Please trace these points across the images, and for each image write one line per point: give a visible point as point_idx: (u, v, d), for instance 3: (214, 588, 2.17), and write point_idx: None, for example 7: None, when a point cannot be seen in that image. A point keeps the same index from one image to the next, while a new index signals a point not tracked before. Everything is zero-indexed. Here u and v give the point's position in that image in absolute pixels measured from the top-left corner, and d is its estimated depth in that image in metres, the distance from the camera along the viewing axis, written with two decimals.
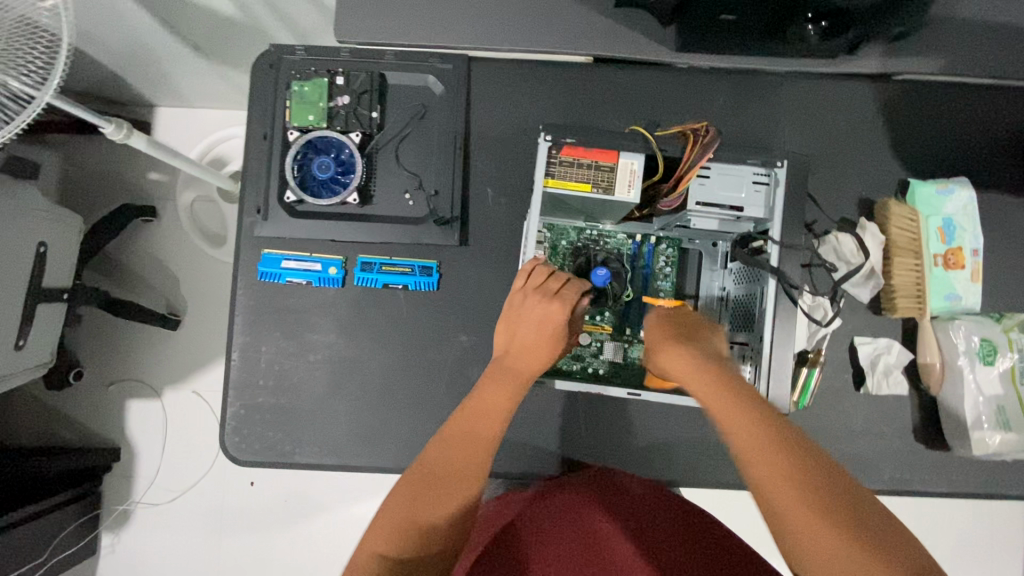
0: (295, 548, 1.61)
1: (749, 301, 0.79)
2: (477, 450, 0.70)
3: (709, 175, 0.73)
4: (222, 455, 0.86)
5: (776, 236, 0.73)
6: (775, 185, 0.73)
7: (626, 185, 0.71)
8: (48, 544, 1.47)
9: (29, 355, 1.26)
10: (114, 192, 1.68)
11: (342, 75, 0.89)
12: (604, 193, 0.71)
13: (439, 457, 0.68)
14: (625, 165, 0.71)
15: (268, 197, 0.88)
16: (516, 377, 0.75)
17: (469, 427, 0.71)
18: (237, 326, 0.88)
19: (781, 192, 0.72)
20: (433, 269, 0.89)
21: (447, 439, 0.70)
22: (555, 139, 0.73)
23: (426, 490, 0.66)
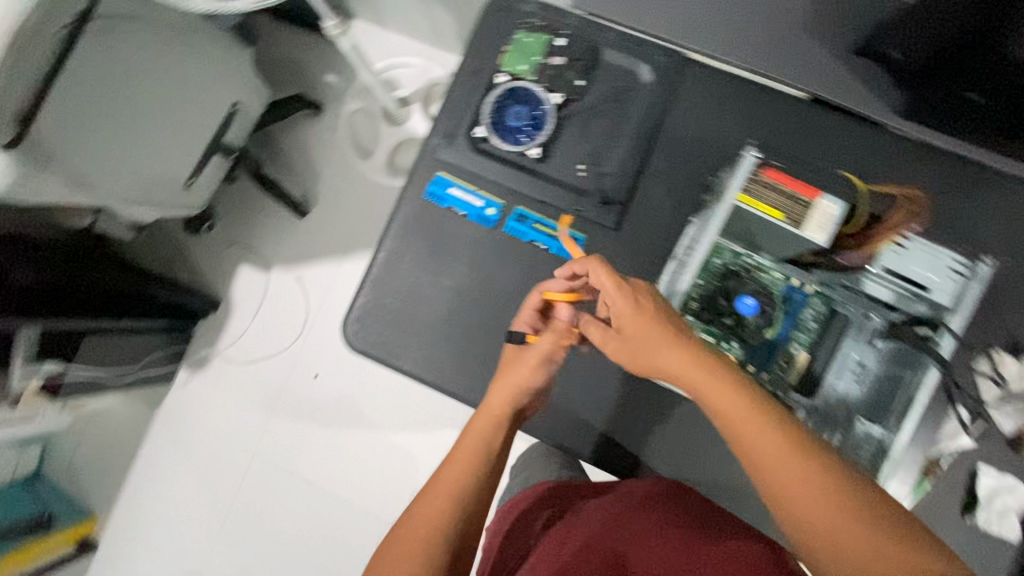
0: (332, 446, 1.72)
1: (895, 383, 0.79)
2: (466, 460, 0.76)
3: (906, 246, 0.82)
4: (339, 336, 0.94)
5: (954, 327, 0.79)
6: (971, 279, 0.80)
7: (816, 222, 0.79)
8: (138, 360, 1.64)
9: (191, 194, 1.41)
10: (293, 81, 1.84)
11: (563, 38, 0.93)
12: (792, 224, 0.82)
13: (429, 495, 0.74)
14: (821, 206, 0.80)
15: (458, 126, 0.94)
16: (519, 378, 0.80)
17: (441, 476, 0.76)
18: (390, 230, 0.95)
19: (975, 289, 0.80)
20: (580, 242, 0.91)
21: (438, 477, 0.76)
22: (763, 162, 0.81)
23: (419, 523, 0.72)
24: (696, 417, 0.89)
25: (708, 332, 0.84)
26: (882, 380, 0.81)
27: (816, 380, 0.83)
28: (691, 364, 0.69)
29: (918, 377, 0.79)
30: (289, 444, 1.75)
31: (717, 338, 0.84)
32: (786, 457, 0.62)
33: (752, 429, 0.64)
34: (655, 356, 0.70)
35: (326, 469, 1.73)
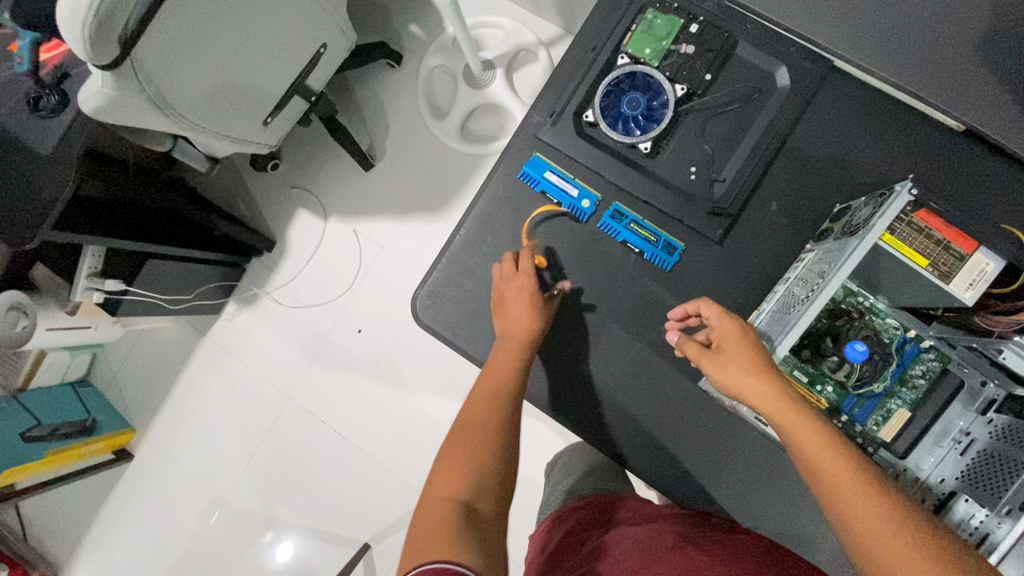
0: (366, 403, 1.74)
1: (1005, 462, 0.67)
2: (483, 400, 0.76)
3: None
4: (408, 308, 0.91)
5: None
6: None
7: (965, 281, 0.65)
8: (194, 289, 1.69)
9: (266, 132, 1.39)
10: (377, 27, 1.78)
11: (697, 24, 0.84)
12: (939, 277, 0.65)
13: (457, 432, 0.72)
14: (976, 261, 0.65)
15: (566, 106, 0.87)
16: (519, 333, 0.81)
17: (476, 402, 0.76)
18: (476, 207, 0.90)
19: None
20: (676, 250, 0.85)
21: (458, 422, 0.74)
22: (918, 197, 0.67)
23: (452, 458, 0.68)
24: (770, 455, 0.83)
25: (802, 369, 0.80)
26: (994, 457, 0.69)
27: (910, 443, 0.77)
28: (769, 387, 0.66)
29: None
30: (324, 393, 1.77)
31: (809, 378, 0.80)
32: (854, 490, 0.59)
33: (821, 458, 0.61)
34: (730, 372, 0.69)
35: (356, 423, 1.74)
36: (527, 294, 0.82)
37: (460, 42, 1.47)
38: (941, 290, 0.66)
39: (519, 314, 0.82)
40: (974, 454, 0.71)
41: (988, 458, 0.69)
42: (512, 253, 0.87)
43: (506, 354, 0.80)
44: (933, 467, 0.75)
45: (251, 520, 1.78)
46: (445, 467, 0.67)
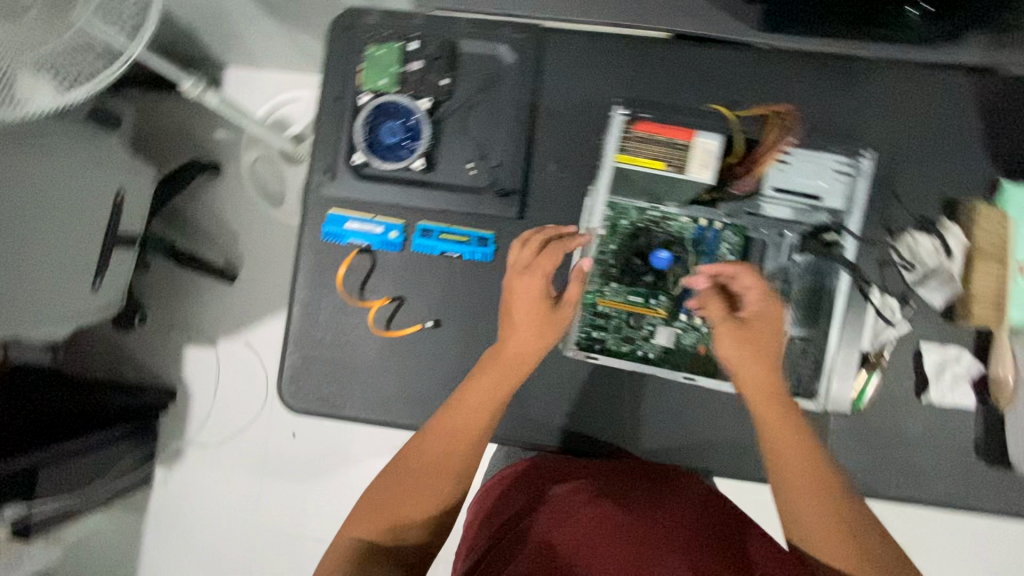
0: (331, 501, 1.69)
1: (812, 295, 0.84)
2: (453, 436, 0.76)
3: (789, 161, 0.83)
4: (278, 401, 0.91)
5: (852, 229, 0.81)
6: (858, 177, 0.82)
7: (698, 164, 0.81)
8: (107, 472, 1.57)
9: (103, 296, 1.34)
10: (184, 148, 1.76)
11: (415, 40, 0.89)
12: (676, 171, 0.81)
13: (416, 449, 0.76)
14: (699, 146, 0.80)
15: (337, 159, 0.90)
16: (517, 365, 0.80)
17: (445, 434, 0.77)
18: (299, 281, 0.91)
19: (864, 185, 0.81)
20: (490, 240, 0.89)
21: (433, 430, 0.77)
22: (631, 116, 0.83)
23: (395, 476, 0.75)
24: (649, 377, 0.88)
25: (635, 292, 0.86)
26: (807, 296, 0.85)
27: None
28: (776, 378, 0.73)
29: (833, 284, 0.82)
30: (288, 507, 1.71)
31: (645, 297, 0.86)
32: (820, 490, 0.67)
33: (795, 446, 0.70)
34: (761, 361, 0.74)
35: (330, 521, 1.69)
36: (534, 331, 0.81)
37: (259, 132, 1.48)
38: (685, 180, 0.81)
39: (516, 348, 0.80)
40: (794, 297, 0.84)
41: (806, 295, 0.84)
42: (522, 241, 0.84)
43: (491, 388, 0.79)
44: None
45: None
46: (382, 488, 0.74)
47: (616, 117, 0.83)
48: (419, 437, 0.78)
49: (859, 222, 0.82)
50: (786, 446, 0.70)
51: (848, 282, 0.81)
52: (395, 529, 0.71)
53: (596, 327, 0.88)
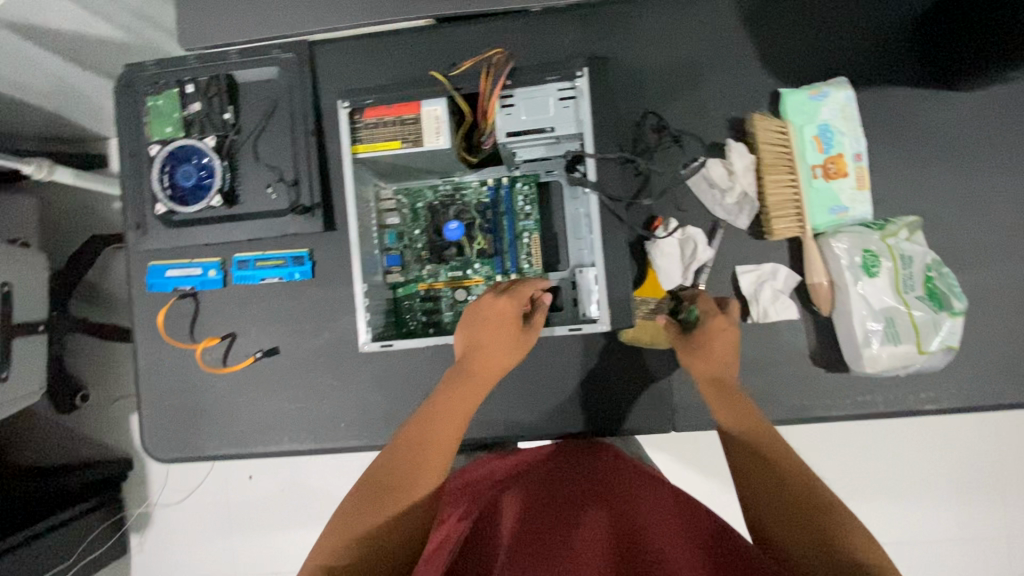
0: (296, 534, 1.71)
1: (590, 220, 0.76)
2: (440, 449, 0.70)
3: (514, 103, 0.70)
4: (144, 455, 0.93)
5: (590, 150, 0.69)
6: (581, 98, 0.69)
7: (433, 132, 0.72)
8: (77, 547, 1.60)
9: (15, 383, 1.38)
10: (87, 226, 1.80)
11: (191, 83, 0.91)
12: (414, 145, 0.72)
13: (391, 464, 0.67)
14: (428, 113, 0.71)
15: (145, 212, 0.92)
16: (484, 378, 0.75)
17: (443, 425, 0.71)
18: (138, 337, 0.94)
19: (585, 104, 0.68)
20: (304, 258, 0.90)
21: (405, 443, 0.70)
22: (354, 103, 0.72)
23: (377, 488, 0.65)
24: None
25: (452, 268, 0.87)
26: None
27: (563, 252, 0.86)
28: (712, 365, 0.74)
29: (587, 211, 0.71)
30: (257, 547, 1.73)
31: (463, 269, 0.86)
32: (775, 444, 0.64)
33: (730, 409, 0.70)
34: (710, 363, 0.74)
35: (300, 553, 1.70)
36: (509, 329, 0.76)
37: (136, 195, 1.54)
38: (428, 151, 0.72)
39: (486, 358, 0.75)
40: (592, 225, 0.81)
41: None
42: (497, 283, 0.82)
43: (473, 394, 0.74)
44: (586, 256, 0.84)
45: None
46: (378, 493, 0.64)
47: (338, 111, 0.72)
48: (391, 451, 0.69)
49: (599, 138, 0.69)
50: (731, 419, 0.69)
51: (597, 202, 0.70)
52: (370, 536, 0.61)
53: (427, 310, 0.88)
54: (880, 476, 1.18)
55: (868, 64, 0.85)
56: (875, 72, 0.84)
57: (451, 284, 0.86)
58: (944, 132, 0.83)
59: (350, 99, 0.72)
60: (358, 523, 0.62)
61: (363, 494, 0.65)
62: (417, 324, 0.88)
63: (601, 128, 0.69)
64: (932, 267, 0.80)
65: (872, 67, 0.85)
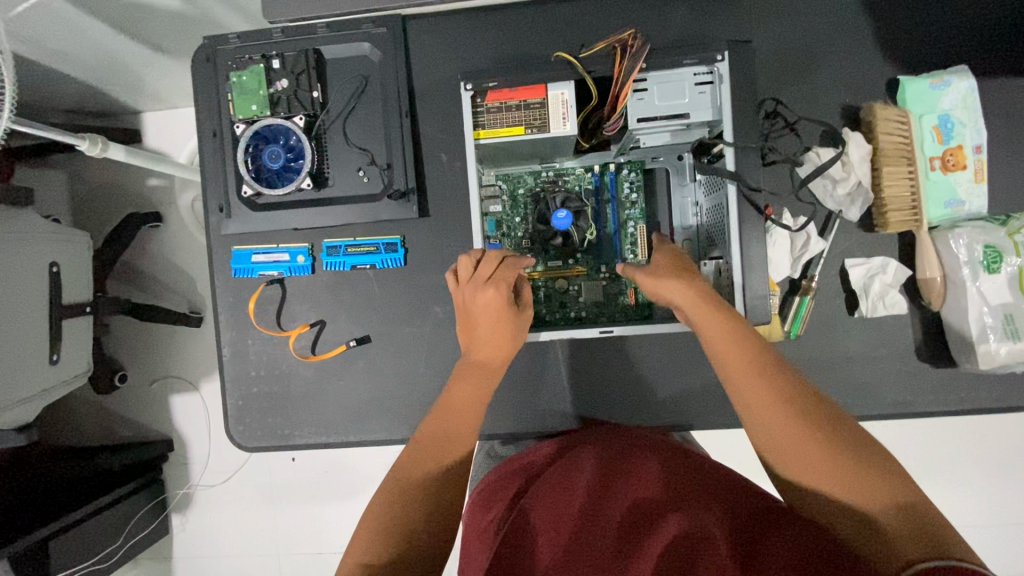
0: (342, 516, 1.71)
1: (716, 211, 0.75)
2: (444, 443, 0.68)
3: (647, 87, 0.67)
4: (230, 444, 0.91)
5: (730, 137, 0.66)
6: (719, 83, 0.67)
7: (559, 117, 0.68)
8: (122, 531, 1.59)
9: (65, 366, 1.35)
10: (121, 203, 1.74)
11: (276, 58, 0.87)
12: (539, 131, 0.68)
13: (410, 461, 0.67)
14: (554, 97, 0.68)
15: (229, 194, 0.89)
16: (485, 371, 0.73)
17: (441, 420, 0.70)
18: (223, 323, 0.91)
19: (726, 89, 0.66)
20: (397, 245, 0.88)
21: (420, 440, 0.69)
22: (477, 86, 0.69)
23: (399, 490, 0.64)
24: (582, 348, 0.88)
25: (551, 258, 0.84)
26: (711, 212, 0.77)
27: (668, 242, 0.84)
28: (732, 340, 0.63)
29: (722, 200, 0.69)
30: (301, 529, 1.73)
31: (564, 258, 0.84)
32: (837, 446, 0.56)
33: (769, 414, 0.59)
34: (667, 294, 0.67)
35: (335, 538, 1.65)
36: (497, 317, 0.72)
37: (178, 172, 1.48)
38: (553, 138, 0.69)
39: (480, 352, 0.73)
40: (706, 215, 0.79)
41: (711, 210, 0.77)
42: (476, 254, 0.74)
43: (474, 387, 0.72)
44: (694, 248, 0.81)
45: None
46: (394, 490, 0.64)
47: (460, 93, 0.69)
48: (408, 450, 0.68)
49: (740, 125, 0.66)
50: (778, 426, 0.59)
51: (735, 191, 0.68)
52: (402, 532, 0.60)
53: None
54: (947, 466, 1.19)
55: (991, 51, 0.81)
56: (997, 60, 0.81)
57: (550, 275, 0.83)
58: None
59: (473, 82, 0.70)
60: (380, 522, 0.61)
61: (388, 495, 0.64)
62: None
63: (742, 114, 0.66)
64: None
65: (994, 54, 0.81)
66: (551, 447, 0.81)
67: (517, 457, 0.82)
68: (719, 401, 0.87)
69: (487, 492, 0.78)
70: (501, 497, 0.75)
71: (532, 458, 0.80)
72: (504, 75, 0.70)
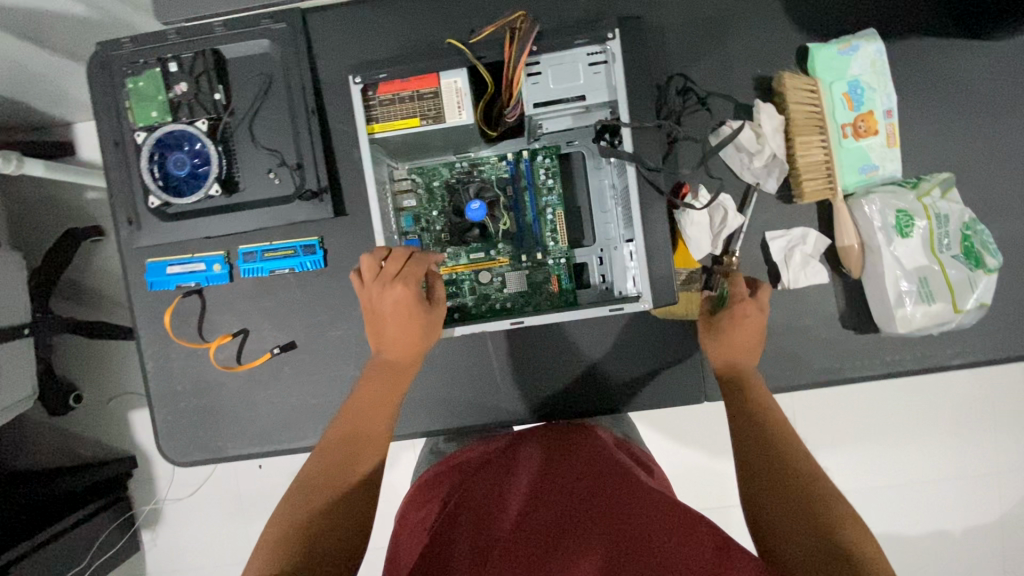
0: None
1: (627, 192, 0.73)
2: (359, 444, 0.67)
3: (540, 71, 0.66)
4: (161, 461, 0.89)
5: (626, 117, 0.65)
6: (612, 62, 0.65)
7: (455, 106, 0.67)
8: (88, 551, 1.57)
9: (6, 391, 1.31)
10: (59, 219, 1.68)
11: (173, 61, 0.83)
12: (434, 122, 0.67)
13: (320, 464, 0.65)
14: (447, 86, 0.66)
15: (136, 206, 0.86)
16: (399, 367, 0.72)
17: (352, 423, 0.68)
18: (143, 339, 0.88)
19: (618, 68, 0.64)
20: (315, 247, 0.86)
21: (332, 441, 0.67)
22: (367, 79, 0.67)
23: (306, 494, 0.62)
24: (511, 339, 0.87)
25: (473, 250, 0.82)
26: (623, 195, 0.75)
27: (589, 226, 0.83)
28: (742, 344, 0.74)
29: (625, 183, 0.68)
30: None
31: (486, 250, 0.82)
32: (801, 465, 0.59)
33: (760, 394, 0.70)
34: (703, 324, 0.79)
35: None
36: (406, 316, 0.71)
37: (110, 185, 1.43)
38: (450, 128, 0.67)
39: (393, 349, 0.72)
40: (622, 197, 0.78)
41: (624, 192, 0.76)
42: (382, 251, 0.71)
43: (387, 387, 0.71)
44: (614, 230, 0.81)
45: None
46: (301, 492, 0.62)
47: (350, 88, 0.66)
48: (319, 451, 0.66)
49: (634, 105, 0.65)
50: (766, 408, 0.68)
51: (634, 173, 0.66)
52: (306, 531, 0.58)
53: (448, 296, 0.83)
54: (887, 431, 1.24)
55: (897, 13, 0.81)
56: (903, 22, 0.81)
57: (472, 268, 0.82)
58: (972, 84, 0.81)
59: (363, 74, 0.67)
60: (280, 528, 0.58)
61: (293, 498, 0.61)
62: None
63: (636, 93, 0.65)
64: (968, 225, 0.79)
65: (900, 17, 0.81)
66: (494, 448, 0.80)
67: (456, 454, 0.83)
68: (651, 382, 0.87)
69: (419, 491, 0.77)
70: (428, 495, 0.74)
71: (471, 456, 0.80)
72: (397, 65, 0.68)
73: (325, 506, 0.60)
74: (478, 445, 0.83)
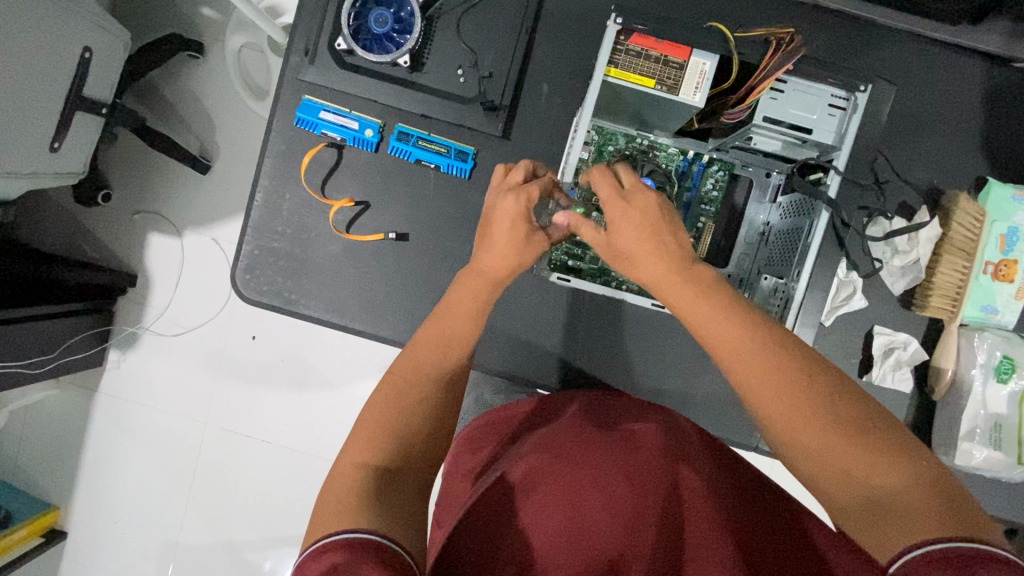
0: (298, 414, 1.52)
1: (792, 233, 0.75)
2: (440, 349, 0.64)
3: (783, 91, 0.68)
4: (230, 290, 0.87)
5: (840, 166, 0.68)
6: (851, 112, 0.68)
7: (692, 86, 0.67)
8: (57, 347, 1.36)
9: (61, 160, 1.22)
10: (162, 15, 1.50)
11: None
12: (668, 91, 0.67)
13: (408, 362, 0.63)
14: (695, 64, 0.67)
15: (319, 41, 0.84)
16: (487, 278, 0.67)
17: (429, 328, 0.66)
18: (265, 167, 0.87)
19: (857, 119, 0.67)
20: (469, 155, 0.86)
21: (420, 343, 0.64)
22: (625, 23, 0.67)
23: (396, 388, 0.61)
24: (603, 319, 0.87)
25: None
26: (786, 234, 0.77)
27: (727, 250, 0.84)
28: (715, 318, 0.54)
29: (811, 222, 0.72)
30: (239, 410, 1.53)
31: None
32: (812, 379, 0.50)
33: (749, 373, 0.51)
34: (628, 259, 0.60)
35: (270, 433, 1.52)
36: (512, 233, 0.66)
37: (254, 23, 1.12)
38: (677, 104, 0.68)
39: (497, 264, 0.67)
40: (773, 237, 0.80)
41: (783, 233, 0.78)
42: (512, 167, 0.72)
43: (474, 293, 0.67)
44: (749, 264, 0.82)
45: (209, 565, 1.54)
46: (390, 388, 0.61)
47: (607, 26, 0.67)
48: (407, 352, 0.64)
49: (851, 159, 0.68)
50: (781, 415, 0.49)
51: (826, 218, 0.69)
52: (400, 432, 0.58)
53: (573, 255, 0.85)
54: None
55: None
56: None
57: None
58: None
59: (623, 18, 0.67)
60: (374, 422, 0.58)
61: (385, 393, 0.61)
62: (556, 265, 0.85)
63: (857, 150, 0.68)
64: None
65: None
66: (542, 401, 0.80)
67: (498, 408, 0.82)
68: (712, 413, 0.88)
69: (469, 442, 0.78)
70: (485, 445, 0.76)
71: (512, 412, 0.80)
72: (655, 24, 0.68)
73: (422, 396, 0.60)
74: (516, 401, 0.82)
